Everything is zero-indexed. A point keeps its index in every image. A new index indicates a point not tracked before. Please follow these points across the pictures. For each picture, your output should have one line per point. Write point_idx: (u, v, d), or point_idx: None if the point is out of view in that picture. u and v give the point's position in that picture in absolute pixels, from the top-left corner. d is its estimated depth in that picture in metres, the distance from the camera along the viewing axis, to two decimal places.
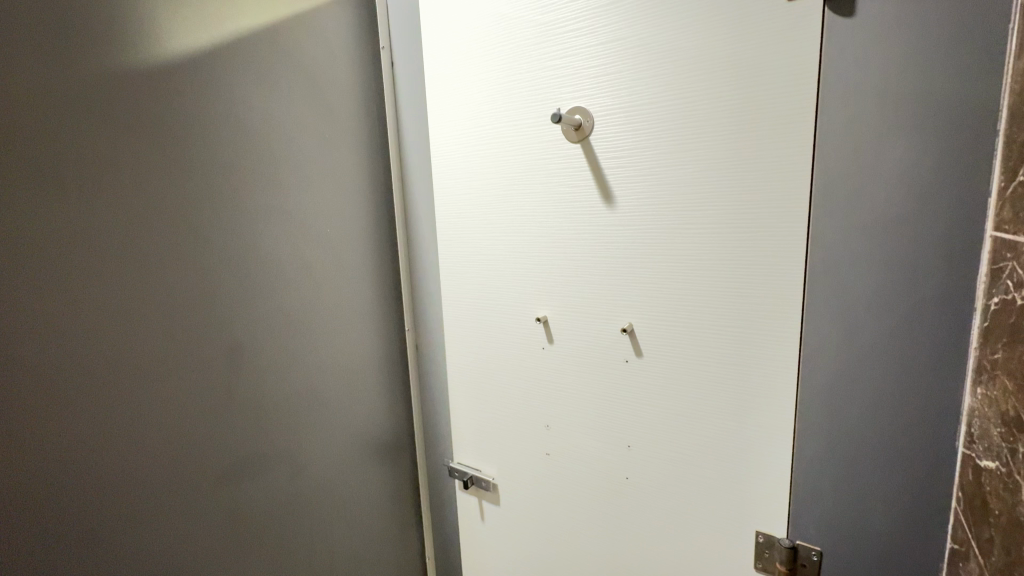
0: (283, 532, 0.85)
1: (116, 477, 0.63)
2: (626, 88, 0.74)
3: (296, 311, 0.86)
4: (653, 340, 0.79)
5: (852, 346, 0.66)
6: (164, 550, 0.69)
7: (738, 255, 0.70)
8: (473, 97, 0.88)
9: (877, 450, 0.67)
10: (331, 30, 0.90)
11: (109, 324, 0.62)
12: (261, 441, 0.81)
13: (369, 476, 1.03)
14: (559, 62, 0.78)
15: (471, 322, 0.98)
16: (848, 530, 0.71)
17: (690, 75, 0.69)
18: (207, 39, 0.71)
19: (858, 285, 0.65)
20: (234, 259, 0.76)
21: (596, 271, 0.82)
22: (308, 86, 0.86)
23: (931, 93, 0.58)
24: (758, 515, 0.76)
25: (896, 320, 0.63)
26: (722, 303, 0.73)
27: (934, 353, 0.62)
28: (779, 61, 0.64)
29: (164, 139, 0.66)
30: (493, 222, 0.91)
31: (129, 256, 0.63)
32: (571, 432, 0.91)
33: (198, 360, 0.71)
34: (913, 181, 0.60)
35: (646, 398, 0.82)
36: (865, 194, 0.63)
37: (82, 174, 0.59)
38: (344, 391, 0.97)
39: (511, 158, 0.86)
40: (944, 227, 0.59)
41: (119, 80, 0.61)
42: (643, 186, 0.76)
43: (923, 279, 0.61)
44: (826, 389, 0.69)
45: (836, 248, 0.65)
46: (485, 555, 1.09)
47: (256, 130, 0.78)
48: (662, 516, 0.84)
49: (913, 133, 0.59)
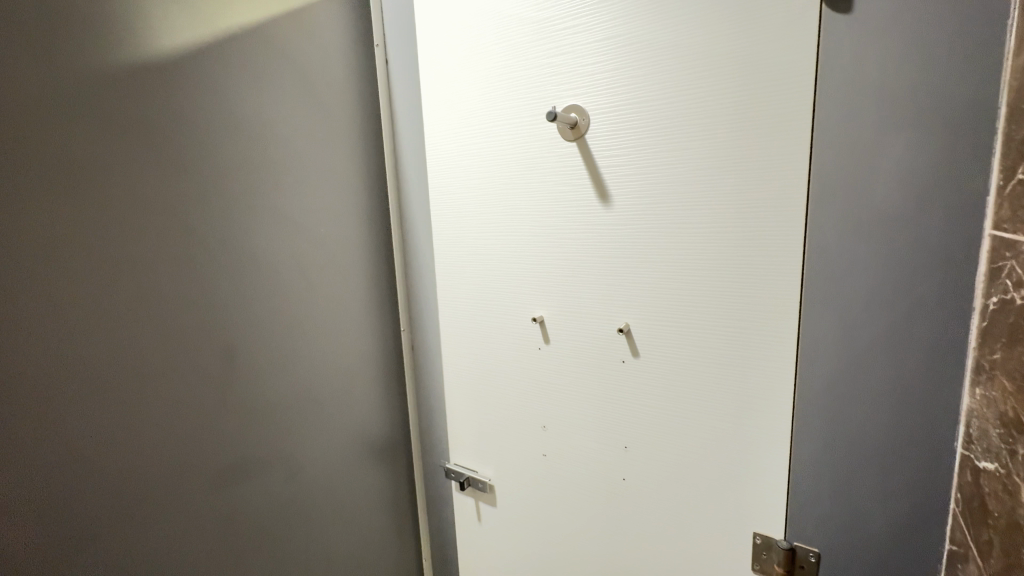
0: (280, 534, 0.85)
1: (110, 480, 0.62)
2: (624, 86, 0.73)
3: (292, 312, 0.85)
4: (651, 341, 0.79)
5: (850, 347, 0.66)
6: (160, 553, 0.68)
7: (735, 255, 0.70)
8: (468, 95, 0.87)
9: (875, 450, 0.67)
10: (325, 28, 0.89)
11: (104, 324, 0.61)
12: (258, 442, 0.81)
13: (366, 478, 1.03)
14: (556, 60, 0.78)
15: (468, 323, 0.98)
16: (847, 531, 0.70)
17: (687, 73, 0.69)
18: (201, 37, 0.70)
19: (856, 284, 0.64)
20: (228, 258, 0.75)
21: (593, 271, 0.82)
22: (302, 85, 0.85)
23: (930, 91, 0.57)
24: (756, 516, 0.75)
25: (894, 320, 0.63)
26: (718, 303, 0.72)
27: (933, 353, 0.62)
28: (778, 59, 0.63)
29: (158, 138, 0.66)
30: (489, 221, 0.90)
31: (122, 256, 0.63)
32: (568, 433, 0.90)
33: (192, 361, 0.71)
34: (912, 180, 0.59)
35: (643, 398, 0.81)
36: (863, 194, 0.62)
37: (74, 172, 0.58)
38: (340, 391, 0.96)
39: (507, 157, 0.86)
40: (942, 226, 0.59)
41: (112, 79, 0.61)
42: (640, 186, 0.75)
43: (921, 278, 0.61)
44: (825, 389, 0.68)
45: (834, 248, 0.65)
46: (482, 556, 1.08)
47: (250, 128, 0.77)
48: (660, 517, 0.84)
49: (912, 131, 0.59)
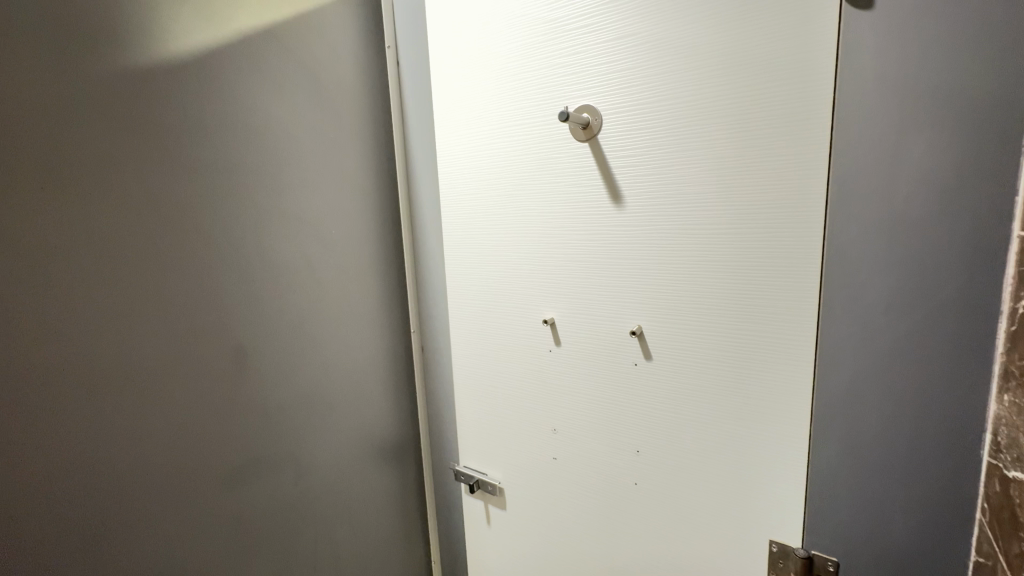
0: (288, 536, 0.85)
1: (118, 481, 0.62)
2: (638, 86, 0.72)
3: (301, 313, 0.85)
4: (664, 343, 0.77)
5: (871, 351, 0.64)
6: (169, 554, 0.68)
7: (749, 256, 0.69)
8: (479, 95, 0.87)
9: (896, 457, 0.65)
10: (334, 29, 0.89)
11: (114, 324, 0.61)
12: (265, 443, 0.80)
13: (374, 480, 1.02)
14: (567, 59, 0.77)
15: (477, 324, 0.97)
16: (867, 540, 0.69)
17: (703, 71, 0.68)
18: (212, 38, 0.70)
19: (876, 286, 0.63)
20: (237, 258, 0.75)
21: (604, 272, 0.80)
22: (313, 86, 0.85)
23: (955, 88, 0.56)
24: (771, 522, 0.74)
25: (917, 324, 0.61)
26: (732, 305, 0.71)
27: (956, 358, 0.60)
28: (792, 58, 0.62)
29: (167, 139, 0.66)
30: (499, 222, 0.89)
31: (131, 256, 0.63)
32: (578, 437, 0.89)
33: (201, 362, 0.71)
34: (936, 179, 0.58)
35: (655, 402, 0.80)
36: (885, 194, 0.60)
37: (84, 173, 0.58)
38: (349, 392, 0.96)
39: (518, 157, 0.85)
40: (969, 226, 0.57)
41: (121, 80, 0.61)
42: (653, 186, 0.74)
43: (945, 280, 0.59)
44: (843, 394, 0.66)
45: (854, 249, 0.63)
46: (492, 560, 1.07)
47: (259, 128, 0.77)
48: (673, 523, 0.82)
49: (935, 129, 0.57)
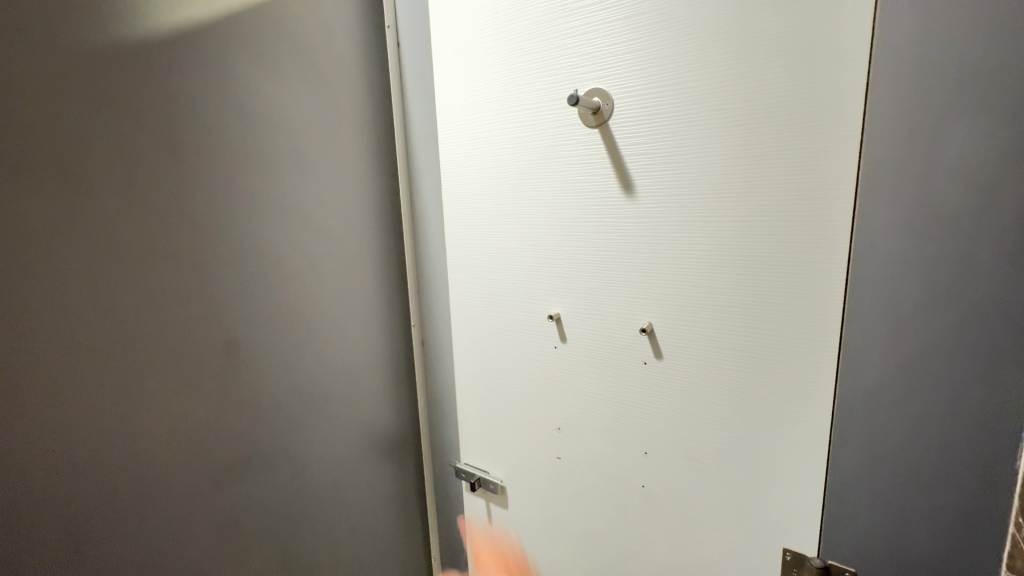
0: (285, 536, 0.83)
1: (108, 480, 0.60)
2: (653, 67, 0.68)
3: (299, 305, 0.83)
4: (675, 341, 0.74)
5: (898, 354, 0.60)
6: (164, 552, 0.66)
7: (768, 252, 0.65)
8: (484, 77, 0.82)
9: (920, 466, 0.61)
10: (332, 8, 0.85)
11: (101, 318, 0.59)
12: (261, 440, 0.78)
13: (374, 475, 1.00)
14: (575, 40, 0.73)
15: (480, 317, 0.94)
16: (888, 552, 0.65)
17: (719, 53, 0.63)
18: (203, 17, 0.67)
19: (904, 284, 0.58)
20: (228, 247, 0.71)
21: (613, 266, 0.77)
22: (310, 68, 0.82)
23: (1003, 69, 0.50)
24: (785, 529, 0.71)
25: (949, 327, 0.57)
26: (748, 303, 0.68)
27: (990, 362, 0.56)
28: (810, 40, 0.58)
29: (154, 123, 0.62)
30: (505, 212, 0.86)
31: (120, 246, 0.60)
32: (583, 437, 0.86)
33: (194, 356, 0.68)
34: (976, 169, 0.53)
35: (663, 402, 0.77)
36: (919, 183, 0.56)
37: (67, 159, 0.55)
38: (346, 385, 0.93)
39: (525, 143, 0.81)
40: (1010, 221, 0.52)
41: (104, 59, 0.57)
42: (667, 174, 0.70)
43: (983, 279, 0.54)
44: (866, 398, 0.63)
45: (883, 244, 0.59)
46: (494, 559, 1.05)
47: (251, 110, 0.74)
48: (680, 527, 0.80)
49: (978, 114, 0.52)
